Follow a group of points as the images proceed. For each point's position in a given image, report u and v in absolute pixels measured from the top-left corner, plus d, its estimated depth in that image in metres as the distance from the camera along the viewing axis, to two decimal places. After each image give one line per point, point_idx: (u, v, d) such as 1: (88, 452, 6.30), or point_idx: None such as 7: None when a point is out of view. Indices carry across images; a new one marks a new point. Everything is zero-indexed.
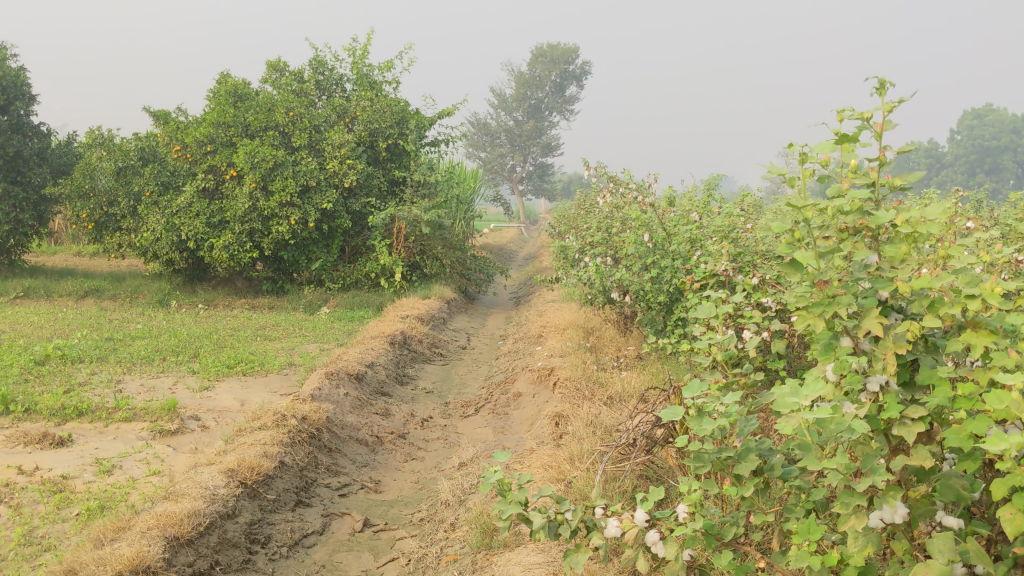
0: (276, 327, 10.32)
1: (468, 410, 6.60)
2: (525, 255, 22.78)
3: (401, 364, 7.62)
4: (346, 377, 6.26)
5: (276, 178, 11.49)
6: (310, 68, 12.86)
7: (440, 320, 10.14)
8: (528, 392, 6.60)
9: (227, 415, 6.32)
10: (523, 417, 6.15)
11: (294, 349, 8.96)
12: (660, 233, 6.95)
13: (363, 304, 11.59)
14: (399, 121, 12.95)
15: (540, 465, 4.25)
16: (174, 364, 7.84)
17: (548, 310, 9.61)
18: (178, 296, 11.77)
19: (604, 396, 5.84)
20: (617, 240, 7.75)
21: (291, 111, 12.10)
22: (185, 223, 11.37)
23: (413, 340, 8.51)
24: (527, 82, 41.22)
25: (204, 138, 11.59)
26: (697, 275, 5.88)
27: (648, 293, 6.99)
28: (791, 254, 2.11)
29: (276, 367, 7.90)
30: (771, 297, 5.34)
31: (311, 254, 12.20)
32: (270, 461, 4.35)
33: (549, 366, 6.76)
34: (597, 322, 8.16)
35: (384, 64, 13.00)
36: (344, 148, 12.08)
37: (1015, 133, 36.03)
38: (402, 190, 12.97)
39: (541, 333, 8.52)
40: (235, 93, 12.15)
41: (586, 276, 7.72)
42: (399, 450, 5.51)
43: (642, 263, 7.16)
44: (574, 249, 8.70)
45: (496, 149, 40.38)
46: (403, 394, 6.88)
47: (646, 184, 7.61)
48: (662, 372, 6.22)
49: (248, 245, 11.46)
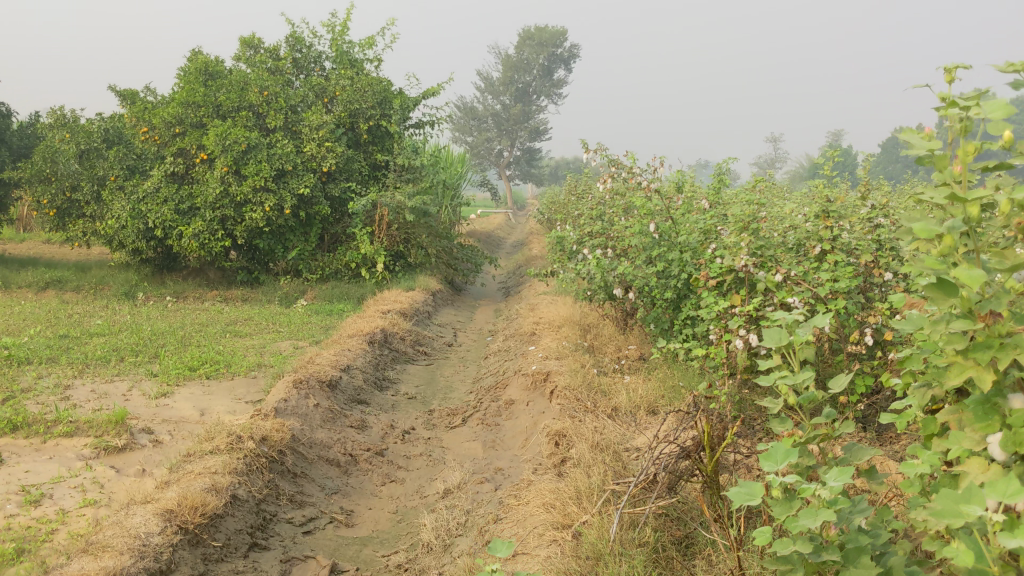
0: (248, 322, 9.65)
1: (454, 420, 5.92)
2: (513, 242, 22.11)
3: (381, 366, 6.94)
4: (318, 386, 5.55)
5: (249, 162, 10.76)
6: (286, 45, 12.13)
7: (424, 314, 9.46)
8: (521, 400, 5.93)
9: (184, 428, 5.62)
10: (517, 430, 5.47)
11: (266, 348, 8.26)
12: (668, 223, 6.28)
13: (343, 296, 10.93)
14: (381, 101, 12.23)
15: (540, 504, 3.59)
16: (131, 366, 7.11)
17: (541, 305, 8.93)
18: (145, 288, 11.04)
19: (609, 409, 5.19)
20: (619, 230, 7.06)
21: (265, 90, 11.37)
22: (152, 209, 10.61)
23: (395, 338, 7.82)
24: (514, 64, 40.38)
25: (171, 118, 10.90)
26: (713, 271, 5.29)
27: (654, 289, 6.33)
28: (940, 270, 1.58)
29: (243, 370, 7.19)
30: (799, 298, 4.77)
31: (287, 242, 11.49)
32: (218, 497, 3.66)
33: (546, 371, 6.09)
34: (595, 320, 7.50)
35: (366, 40, 12.30)
36: (322, 130, 11.38)
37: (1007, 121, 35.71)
38: (384, 175, 12.28)
39: (533, 330, 7.84)
40: (206, 71, 11.38)
41: (584, 269, 7.03)
42: (376, 470, 4.83)
43: (647, 255, 6.49)
44: (569, 239, 8.02)
45: (483, 133, 39.62)
46: (381, 401, 6.19)
47: (652, 167, 6.91)
48: (673, 380, 5.57)
49: (220, 233, 10.74)
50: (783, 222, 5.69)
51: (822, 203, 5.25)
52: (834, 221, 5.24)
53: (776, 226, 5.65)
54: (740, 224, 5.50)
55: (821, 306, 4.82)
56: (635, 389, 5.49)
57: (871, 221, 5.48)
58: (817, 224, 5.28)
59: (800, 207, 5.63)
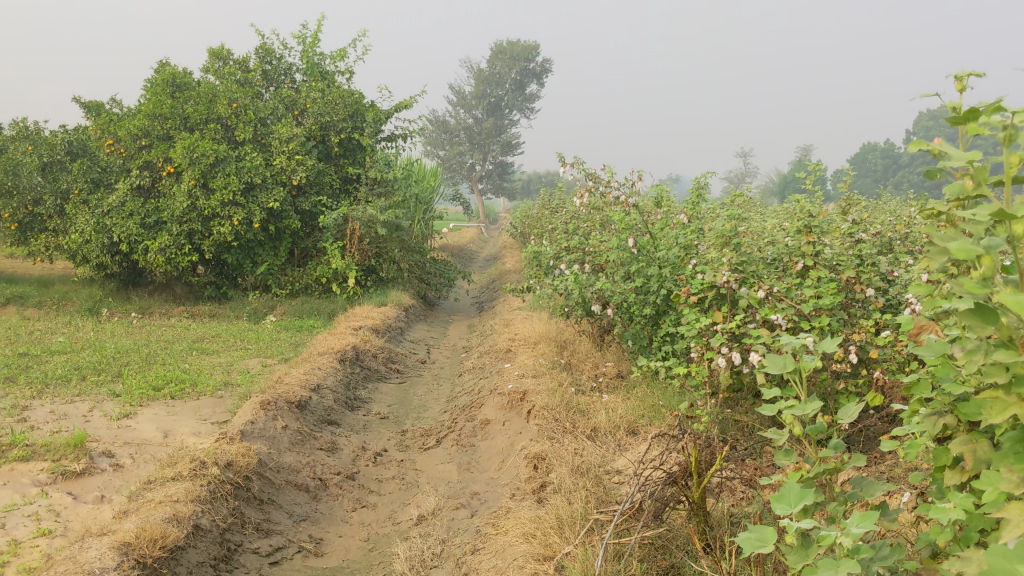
0: (216, 339, 9.42)
1: (427, 441, 5.74)
2: (486, 257, 21.95)
3: (352, 385, 6.74)
4: (286, 407, 5.36)
5: (217, 175, 10.54)
6: (256, 56, 11.93)
7: (397, 330, 9.28)
8: (497, 419, 5.76)
9: (146, 451, 5.40)
10: (493, 452, 5.31)
11: (233, 366, 8.03)
12: (646, 238, 6.16)
13: (313, 312, 10.73)
14: (353, 114, 12.06)
15: (520, 534, 3.44)
16: (92, 386, 6.86)
17: (515, 320, 8.78)
18: (110, 304, 10.77)
19: (587, 431, 5.04)
20: (596, 245, 6.93)
21: (234, 102, 11.17)
22: (117, 224, 10.36)
23: (367, 355, 7.63)
24: (486, 79, 40.31)
25: (138, 131, 10.67)
26: (694, 286, 5.16)
27: (632, 305, 6.19)
28: (980, 298, 1.53)
29: (209, 389, 6.97)
30: (783, 315, 4.66)
31: (256, 257, 11.28)
32: (180, 529, 3.47)
33: (522, 390, 5.93)
34: (572, 336, 7.36)
35: (337, 52, 12.15)
36: (293, 142, 11.19)
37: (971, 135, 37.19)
38: (355, 188, 12.10)
39: (508, 347, 7.68)
40: (173, 83, 11.16)
41: (561, 286, 6.88)
42: (347, 495, 4.64)
43: (625, 270, 6.36)
44: (545, 255, 7.86)
45: (455, 147, 39.49)
46: (352, 421, 6.00)
47: (630, 181, 6.78)
48: (653, 399, 5.43)
49: (187, 248, 10.51)
50: (764, 238, 5.57)
51: (805, 218, 5.13)
52: (817, 236, 5.13)
53: (758, 241, 5.53)
54: (721, 238, 5.37)
55: (805, 324, 4.71)
56: (614, 409, 5.35)
57: (853, 236, 5.37)
58: (799, 239, 5.16)
59: (782, 223, 5.51)
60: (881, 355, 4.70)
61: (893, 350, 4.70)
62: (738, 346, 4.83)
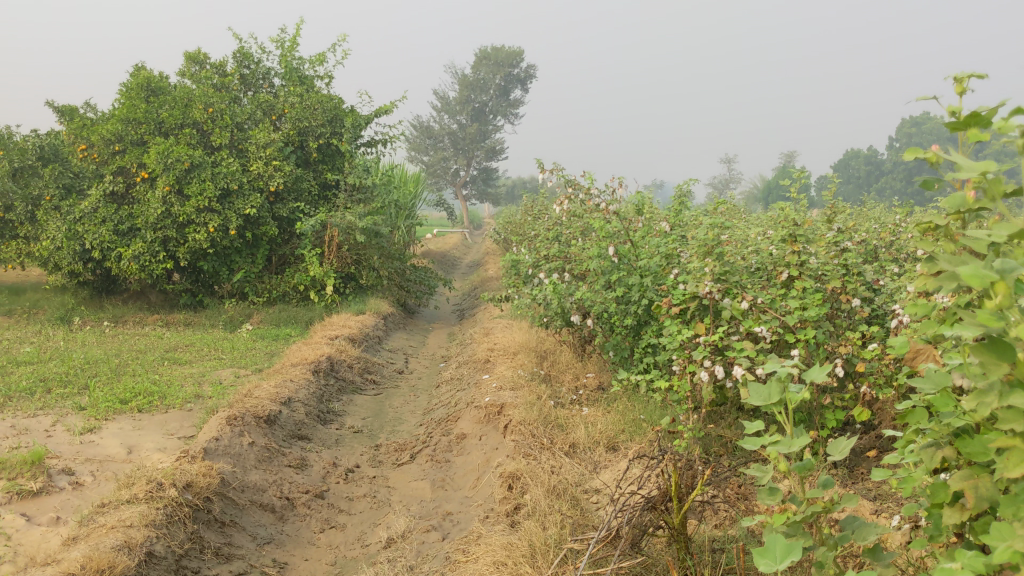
0: (190, 348, 9.21)
1: (402, 456, 5.56)
2: (469, 263, 21.78)
3: (326, 398, 6.55)
4: (254, 423, 5.16)
5: (192, 181, 10.33)
6: (233, 60, 11.73)
7: (375, 340, 9.09)
8: (473, 434, 5.58)
9: (108, 468, 5.19)
10: (468, 468, 5.13)
11: (205, 377, 7.82)
12: (627, 247, 6.00)
13: (290, 320, 10.54)
14: (332, 119, 11.88)
15: (491, 561, 3.26)
16: (56, 399, 6.64)
17: (496, 330, 8.60)
18: (82, 312, 10.52)
19: (566, 447, 4.87)
20: (576, 253, 6.76)
21: (210, 107, 10.98)
22: (90, 230, 10.12)
23: (342, 366, 7.44)
24: (470, 84, 40.16)
25: (111, 135, 10.46)
26: (676, 298, 5.01)
27: (613, 316, 6.03)
28: (991, 333, 1.44)
29: (179, 402, 6.76)
30: (768, 328, 4.52)
31: (233, 264, 11.06)
32: (131, 557, 3.28)
33: (499, 403, 5.76)
34: (552, 347, 7.19)
35: (316, 56, 11.96)
36: (270, 148, 10.99)
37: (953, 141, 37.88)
38: (334, 195, 11.91)
39: (487, 357, 7.50)
40: (148, 87, 10.94)
41: (540, 295, 6.71)
42: (315, 515, 4.45)
43: (606, 279, 6.19)
44: (525, 263, 7.69)
45: (439, 152, 39.30)
46: (324, 435, 5.81)
47: (611, 188, 6.62)
48: (634, 413, 5.27)
49: (161, 255, 10.29)
50: (748, 247, 5.42)
51: (790, 226, 4.98)
52: (802, 246, 4.98)
53: (742, 250, 5.38)
54: (704, 247, 5.21)
55: (791, 337, 4.57)
56: (593, 425, 5.19)
57: (839, 245, 5.23)
58: (783, 248, 5.01)
59: (766, 231, 5.36)
60: (867, 369, 4.56)
61: (881, 364, 4.56)
62: (722, 360, 4.69)
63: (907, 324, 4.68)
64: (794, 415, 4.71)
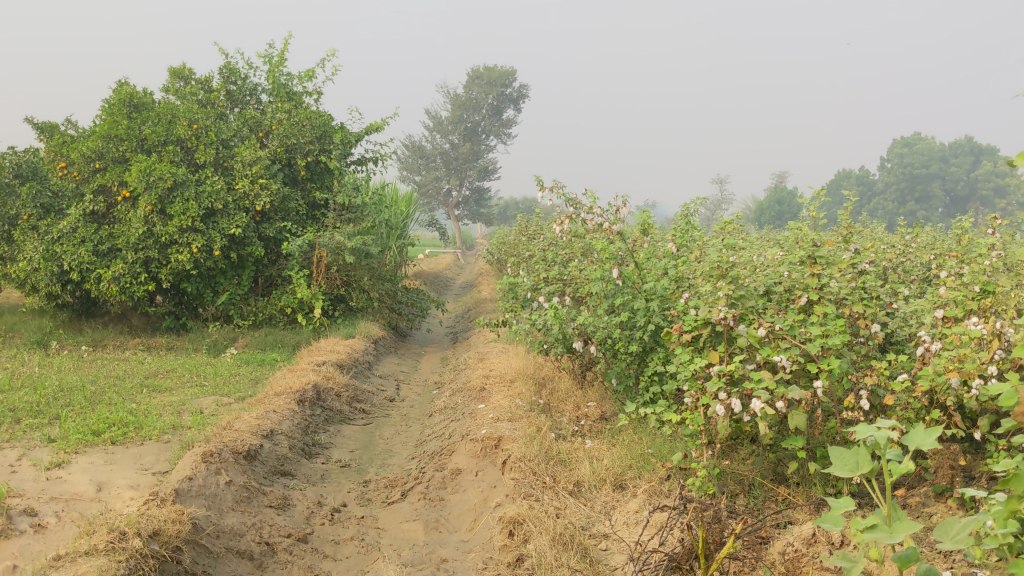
0: (171, 374, 8.83)
1: (392, 494, 5.18)
2: (460, 284, 21.42)
3: (312, 430, 6.17)
4: (232, 460, 4.78)
5: (175, 200, 9.98)
6: (219, 76, 11.39)
7: (365, 365, 8.72)
8: (469, 469, 5.22)
9: (74, 507, 4.80)
10: (465, 507, 4.76)
11: (185, 406, 7.42)
12: (632, 269, 5.65)
13: (277, 344, 10.19)
14: (321, 136, 11.54)
15: None
16: (24, 431, 6.23)
17: (491, 355, 8.24)
18: (60, 336, 10.12)
19: (570, 487, 4.52)
20: (576, 275, 6.40)
21: (195, 123, 10.63)
22: (68, 251, 9.73)
23: (329, 395, 7.06)
24: (462, 104, 39.93)
25: (92, 153, 10.09)
26: (687, 324, 4.66)
27: (617, 342, 5.69)
28: None
29: (155, 434, 6.37)
30: (788, 358, 4.17)
31: (218, 286, 10.68)
32: None
33: (496, 436, 5.40)
34: (551, 373, 6.83)
35: (305, 72, 11.64)
36: (257, 165, 10.64)
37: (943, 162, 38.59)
38: (323, 214, 11.55)
39: (483, 385, 7.13)
40: (130, 102, 10.60)
41: (539, 320, 6.35)
42: (297, 563, 4.07)
43: (609, 304, 5.84)
44: (522, 286, 7.33)
45: (432, 172, 38.98)
46: (308, 471, 5.43)
47: (614, 207, 6.27)
48: (641, 447, 4.91)
49: (142, 276, 9.90)
50: (763, 269, 5.08)
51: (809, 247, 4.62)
52: (822, 268, 4.65)
53: (756, 272, 5.04)
54: (716, 268, 4.86)
55: (812, 367, 4.22)
56: (598, 461, 4.83)
57: (859, 267, 4.89)
58: (802, 271, 4.67)
59: (782, 252, 5.02)
60: (895, 402, 4.23)
61: (910, 396, 4.23)
62: (738, 392, 4.34)
63: (936, 353, 4.35)
64: (815, 451, 4.37)
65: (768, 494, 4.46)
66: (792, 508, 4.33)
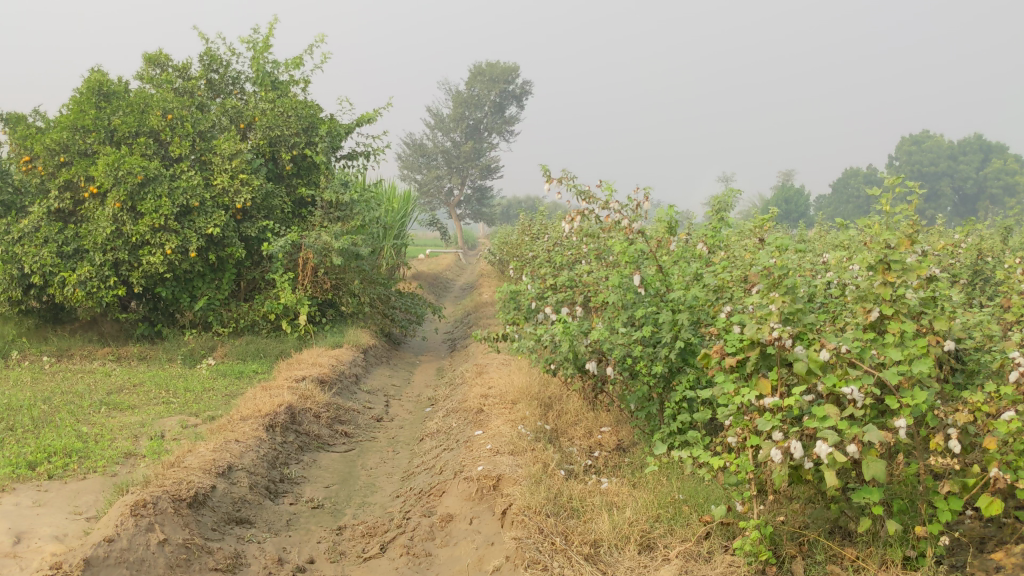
0: (138, 389, 7.96)
1: (370, 546, 4.32)
2: (461, 286, 20.62)
3: (281, 462, 5.31)
4: (171, 511, 3.90)
5: (146, 196, 9.06)
6: (199, 64, 10.53)
7: (351, 378, 7.85)
8: (462, 515, 4.35)
9: None
10: (456, 568, 3.88)
11: (145, 428, 6.55)
12: (656, 275, 4.77)
13: (259, 353, 9.36)
14: (307, 127, 10.69)
15: None
16: None
17: (490, 369, 7.36)
18: (22, 345, 9.26)
19: (586, 550, 3.65)
20: (589, 282, 5.51)
21: (169, 113, 9.75)
22: (29, 252, 8.86)
23: (306, 417, 6.19)
24: (465, 101, 39.03)
25: (56, 145, 9.23)
26: (730, 346, 3.80)
27: (639, 362, 4.81)
28: None
29: (102, 466, 5.49)
30: (859, 393, 3.31)
31: (195, 290, 9.81)
32: None
33: (495, 474, 4.54)
34: (559, 394, 5.96)
35: (292, 59, 10.76)
36: (237, 159, 9.77)
37: (952, 160, 38.04)
38: (310, 212, 10.71)
39: (481, 406, 6.25)
40: (101, 91, 9.71)
41: (543, 335, 5.42)
42: None
43: (629, 316, 4.96)
44: (525, 295, 6.43)
45: (433, 170, 38.10)
46: (271, 516, 4.56)
47: (635, 201, 5.37)
48: (671, 493, 4.05)
49: (111, 280, 9.03)
50: (819, 280, 4.19)
51: (881, 250, 3.69)
52: (897, 276, 3.70)
53: (811, 281, 4.16)
54: (761, 274, 3.98)
55: (890, 402, 3.36)
56: (619, 511, 3.96)
57: (934, 273, 4.01)
58: (871, 280, 3.76)
59: (842, 257, 4.12)
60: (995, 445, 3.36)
61: (1013, 437, 3.37)
62: (797, 432, 3.48)
63: None
64: (891, 503, 3.51)
65: (832, 556, 3.59)
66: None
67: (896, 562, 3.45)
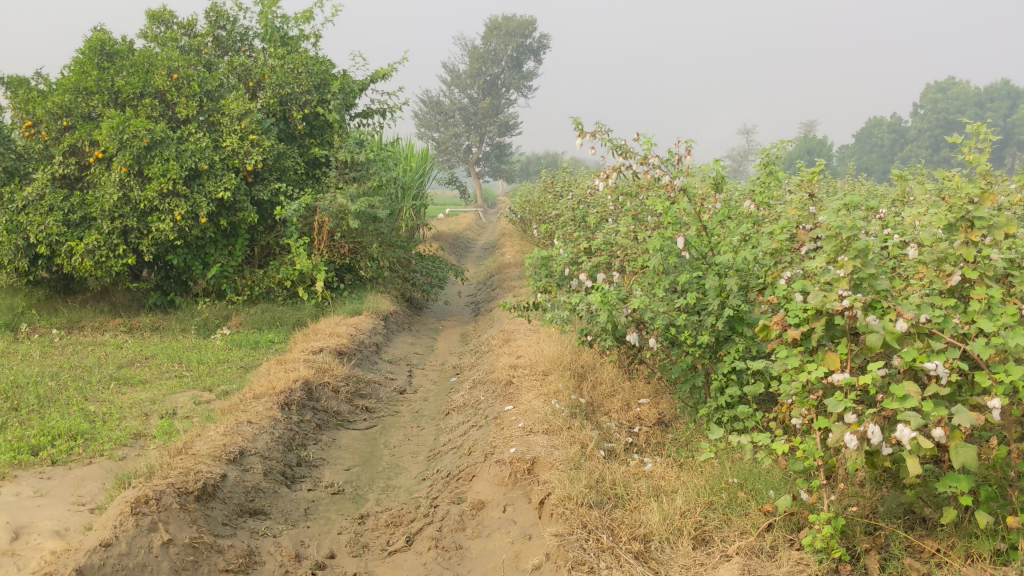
0: (150, 362, 7.64)
1: (396, 537, 3.98)
2: (483, 245, 20.21)
3: (298, 444, 4.96)
4: (177, 508, 3.56)
5: (153, 160, 8.70)
6: (205, 20, 10.07)
7: (371, 348, 7.49)
8: (495, 503, 3.99)
9: None
10: (491, 565, 3.53)
11: (156, 406, 6.22)
12: (701, 236, 4.35)
13: (275, 322, 9.03)
14: (319, 84, 10.25)
15: None
16: None
17: (519, 337, 6.98)
18: (32, 317, 8.94)
19: (635, 547, 3.28)
20: (626, 245, 5.10)
21: (175, 72, 9.32)
22: (34, 221, 8.45)
23: (324, 392, 5.84)
24: (481, 56, 38.32)
25: (58, 109, 8.84)
26: (792, 318, 3.38)
27: (683, 331, 4.41)
28: None
29: (108, 450, 5.15)
30: (947, 371, 2.88)
31: (207, 257, 9.45)
32: None
33: (529, 457, 4.18)
34: (594, 364, 5.58)
35: (302, 13, 10.28)
36: (247, 119, 9.35)
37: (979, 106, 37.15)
38: (324, 173, 10.32)
39: (510, 377, 5.89)
40: (103, 50, 9.28)
41: (578, 304, 5.03)
42: None
43: (671, 282, 4.55)
44: (554, 259, 6.02)
45: (450, 128, 37.51)
46: (288, 506, 4.22)
47: (675, 156, 4.93)
48: (725, 479, 3.67)
49: (120, 249, 8.67)
50: (887, 239, 3.77)
51: (964, 206, 3.26)
52: (981, 235, 3.27)
53: (878, 242, 3.74)
54: (824, 234, 3.55)
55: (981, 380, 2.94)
56: (668, 499, 3.59)
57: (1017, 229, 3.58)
58: (951, 239, 3.34)
59: (915, 213, 3.69)
60: None
61: None
62: (873, 414, 3.07)
63: None
64: (979, 491, 3.11)
65: (910, 549, 3.22)
66: (947, 571, 3.07)
67: (984, 556, 3.07)
